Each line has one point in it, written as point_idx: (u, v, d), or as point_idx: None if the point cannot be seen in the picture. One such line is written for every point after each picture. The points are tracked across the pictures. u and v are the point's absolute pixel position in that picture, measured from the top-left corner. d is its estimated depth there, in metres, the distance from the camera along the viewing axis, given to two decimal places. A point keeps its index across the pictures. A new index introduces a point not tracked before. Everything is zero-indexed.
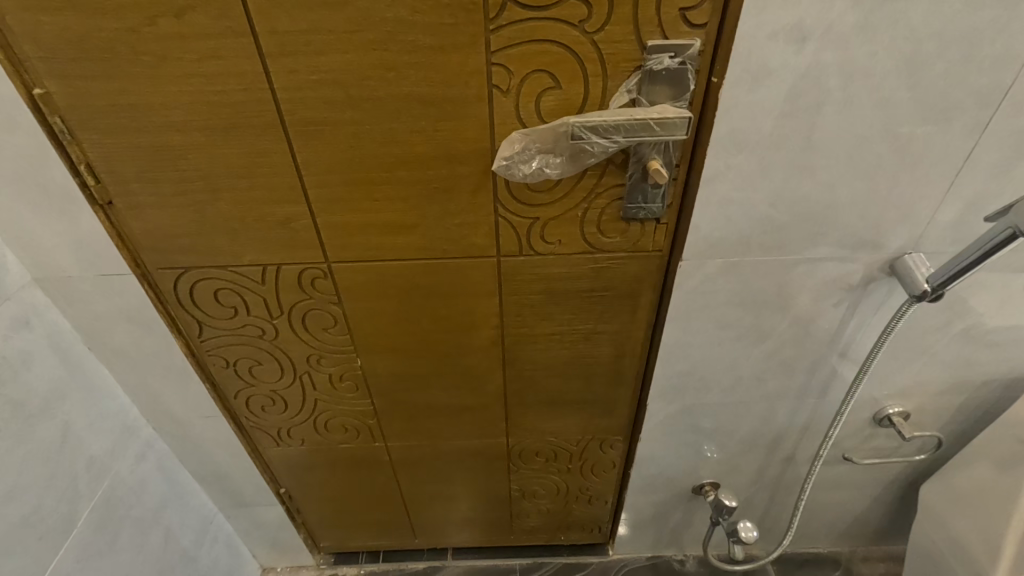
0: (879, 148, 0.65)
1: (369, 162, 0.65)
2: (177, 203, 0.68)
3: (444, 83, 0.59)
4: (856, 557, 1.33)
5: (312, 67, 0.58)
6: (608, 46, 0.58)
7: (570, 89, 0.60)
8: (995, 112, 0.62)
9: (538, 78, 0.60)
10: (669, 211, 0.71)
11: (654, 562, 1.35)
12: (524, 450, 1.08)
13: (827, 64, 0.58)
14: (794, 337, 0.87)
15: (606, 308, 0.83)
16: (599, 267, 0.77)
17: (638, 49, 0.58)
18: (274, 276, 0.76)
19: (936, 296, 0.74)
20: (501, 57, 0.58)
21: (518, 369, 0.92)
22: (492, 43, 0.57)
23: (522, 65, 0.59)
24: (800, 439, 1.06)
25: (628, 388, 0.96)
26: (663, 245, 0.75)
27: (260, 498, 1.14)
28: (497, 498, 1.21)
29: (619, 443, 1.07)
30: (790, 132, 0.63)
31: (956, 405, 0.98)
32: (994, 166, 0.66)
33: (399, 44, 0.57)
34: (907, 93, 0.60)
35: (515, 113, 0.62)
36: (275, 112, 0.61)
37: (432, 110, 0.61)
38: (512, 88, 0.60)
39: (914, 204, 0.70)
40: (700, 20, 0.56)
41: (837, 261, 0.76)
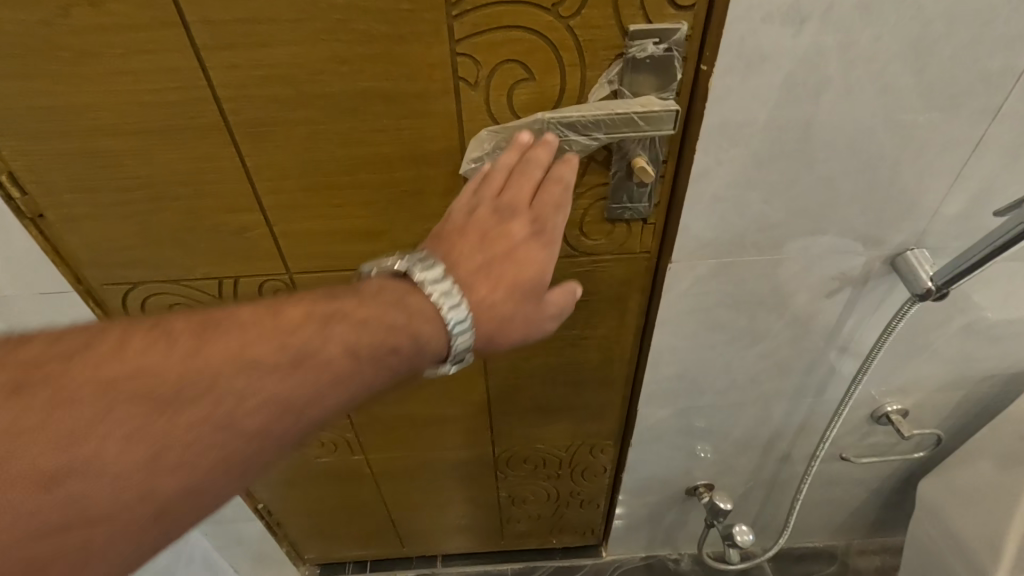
0: (882, 139, 0.60)
1: (328, 165, 0.59)
2: (116, 215, 0.62)
3: (405, 77, 0.53)
4: (852, 550, 1.31)
5: (255, 61, 0.52)
6: (585, 33, 0.52)
7: (544, 81, 0.55)
8: (1007, 98, 0.57)
9: (509, 69, 0.54)
10: (656, 210, 0.66)
11: (649, 562, 1.32)
12: (512, 457, 1.04)
13: (828, 49, 0.53)
14: (790, 336, 0.83)
15: (593, 312, 0.78)
16: (583, 271, 0.72)
17: (619, 35, 0.52)
18: (232, 290, 0.70)
19: (941, 294, 0.69)
20: (467, 46, 0.52)
21: (502, 377, 0.87)
22: (456, 31, 0.51)
23: (491, 54, 0.53)
24: (796, 438, 1.03)
25: (619, 393, 0.92)
26: (651, 246, 0.70)
27: (238, 514, 1.10)
28: (486, 505, 1.17)
29: (609, 448, 1.03)
30: (787, 124, 0.58)
31: (956, 400, 0.95)
32: (1004, 155, 0.62)
33: (351, 33, 0.50)
34: (913, 78, 0.55)
35: (486, 108, 0.56)
36: (217, 112, 0.55)
37: (395, 107, 0.55)
38: (481, 80, 0.54)
39: (918, 198, 0.66)
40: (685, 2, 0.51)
41: (835, 259, 0.72)
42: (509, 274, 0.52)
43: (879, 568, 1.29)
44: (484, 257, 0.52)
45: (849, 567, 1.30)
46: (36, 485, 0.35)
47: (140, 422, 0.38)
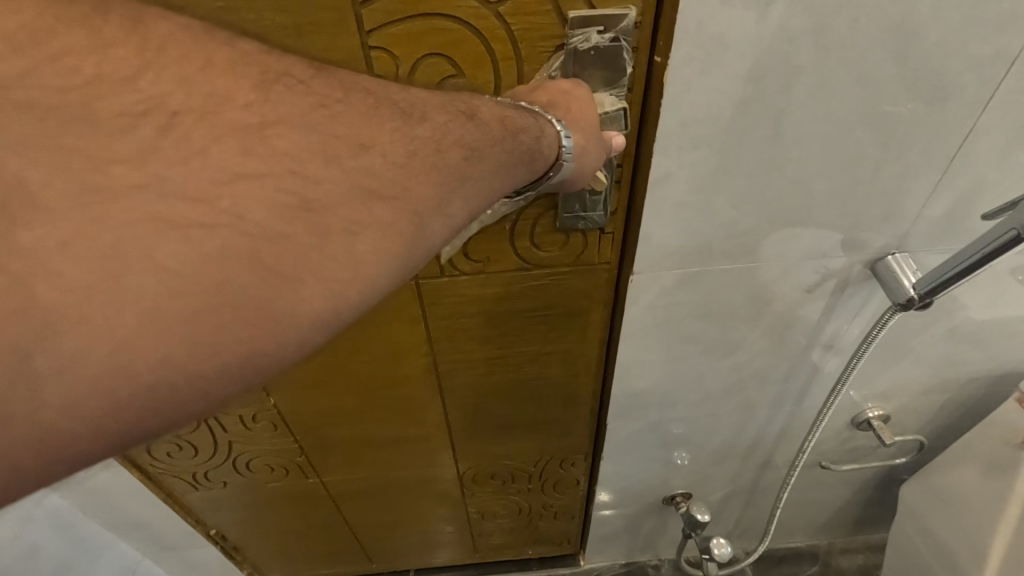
0: (860, 135, 0.54)
1: None
2: None
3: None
4: (835, 549, 1.28)
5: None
6: (518, 20, 0.45)
7: (476, 77, 0.47)
8: (997, 88, 0.51)
9: (434, 64, 0.46)
10: (614, 218, 0.59)
11: (628, 569, 1.28)
12: (478, 474, 0.98)
13: (798, 35, 0.46)
14: (766, 345, 0.77)
15: (552, 327, 0.71)
16: (539, 285, 0.66)
17: (557, 22, 0.45)
18: None
19: (923, 304, 0.64)
20: (380, 39, 0.45)
21: (460, 396, 0.81)
22: (365, 20, 0.44)
23: (410, 47, 0.45)
24: (775, 445, 0.98)
25: (587, 408, 0.86)
26: (611, 257, 0.64)
27: (191, 539, 1.04)
28: (454, 520, 1.11)
29: (581, 461, 0.98)
30: (754, 121, 0.51)
31: (941, 403, 0.90)
32: (994, 150, 0.56)
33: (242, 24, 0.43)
34: (894, 68, 0.49)
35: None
36: None
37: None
38: (402, 77, 0.47)
39: (900, 199, 0.60)
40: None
41: (811, 265, 0.66)
42: (591, 113, 0.47)
43: (861, 567, 1.27)
44: (570, 93, 0.47)
45: (831, 567, 1.27)
46: (347, 150, 0.31)
47: (394, 125, 0.34)
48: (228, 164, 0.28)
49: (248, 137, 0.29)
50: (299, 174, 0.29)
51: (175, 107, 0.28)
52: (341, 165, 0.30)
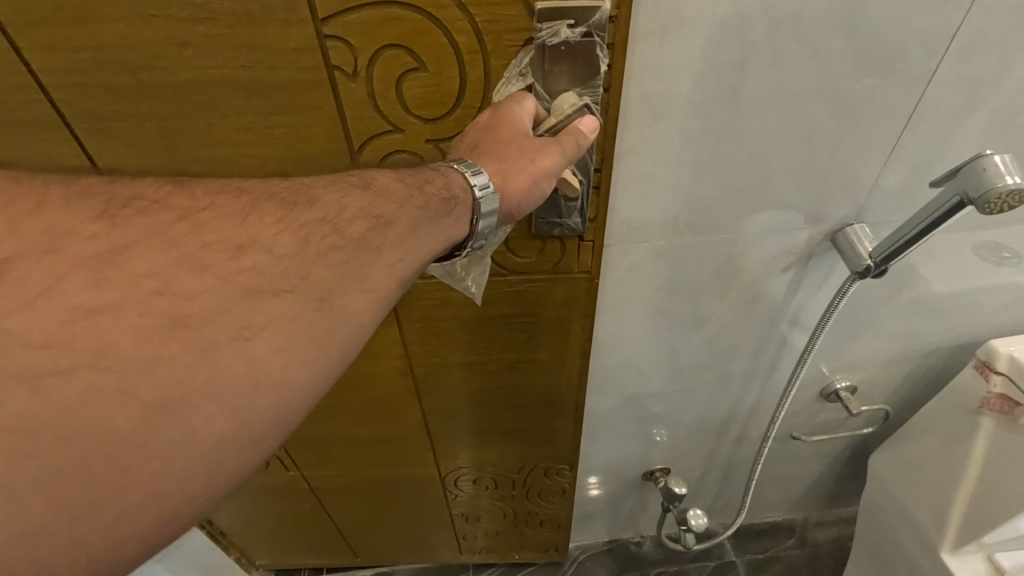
0: (816, 108, 0.56)
1: (196, 169, 0.55)
2: None
3: (267, 64, 0.48)
4: (811, 523, 1.32)
5: (100, 77, 0.48)
6: (481, 10, 0.46)
7: (439, 71, 0.49)
8: (943, 59, 0.53)
9: (394, 57, 0.48)
10: (591, 226, 0.60)
11: (611, 546, 1.31)
12: (460, 479, 1.01)
13: (750, 10, 0.48)
14: (735, 319, 0.79)
15: (528, 336, 0.73)
16: (516, 292, 0.68)
17: (525, 14, 0.46)
18: None
19: (879, 271, 0.66)
20: (337, 28, 0.46)
21: (437, 399, 0.82)
22: (319, 7, 0.45)
23: (367, 37, 0.47)
24: (749, 419, 1.00)
25: (569, 418, 0.87)
26: (591, 266, 0.65)
27: None
28: (439, 521, 1.13)
29: (567, 471, 0.99)
30: (712, 94, 0.53)
31: (904, 375, 0.93)
32: (943, 123, 0.58)
33: (188, 8, 0.45)
34: (843, 41, 0.51)
35: (372, 102, 0.51)
36: (50, 107, 0.50)
37: (262, 98, 0.50)
38: (361, 69, 0.49)
39: (855, 172, 0.62)
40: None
41: (774, 239, 0.69)
42: (507, 146, 0.49)
43: (835, 539, 1.30)
44: (487, 136, 0.50)
45: (807, 540, 1.30)
46: (221, 256, 0.35)
47: (276, 215, 0.37)
48: (75, 301, 0.31)
49: (95, 270, 0.32)
50: (163, 293, 0.33)
51: (8, 253, 0.31)
52: (203, 273, 0.34)
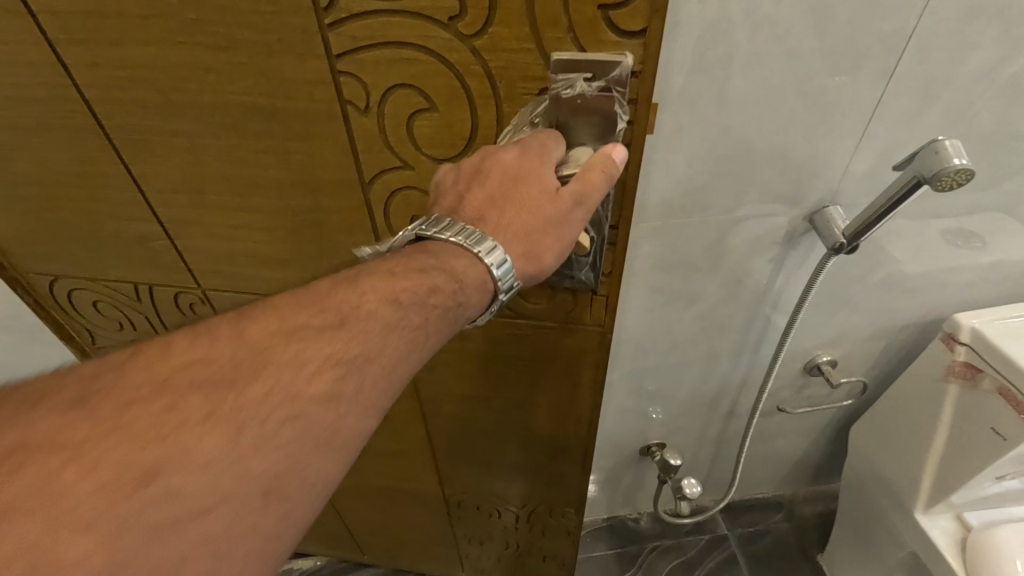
0: (793, 102, 0.63)
1: (217, 182, 0.60)
2: (21, 205, 0.64)
3: (282, 93, 0.52)
4: (798, 498, 1.39)
5: (134, 96, 0.54)
6: (495, 56, 0.48)
7: (449, 111, 0.52)
8: (901, 58, 0.61)
9: (405, 96, 0.52)
10: (603, 281, 0.64)
11: (610, 522, 1.38)
12: (463, 502, 1.06)
13: (733, 15, 0.56)
14: (725, 295, 0.87)
15: (536, 375, 0.79)
16: (524, 332, 0.73)
17: (542, 63, 0.48)
18: (148, 295, 0.75)
19: (851, 247, 0.73)
20: (351, 64, 0.50)
21: (441, 425, 0.90)
22: (332, 43, 0.49)
23: (378, 75, 0.50)
24: (738, 394, 1.08)
25: (577, 464, 0.93)
26: (603, 319, 0.69)
27: None
28: (443, 538, 1.19)
29: (571, 512, 1.03)
30: (702, 88, 0.61)
31: (880, 350, 1.01)
32: (904, 114, 0.66)
33: (210, 37, 0.49)
34: (815, 42, 0.59)
35: (383, 136, 0.55)
36: (91, 117, 0.56)
37: (276, 123, 0.54)
38: (373, 105, 0.52)
39: (828, 159, 0.70)
40: (632, 29, 0.46)
41: (760, 219, 0.76)
42: (520, 199, 0.48)
43: (821, 513, 1.38)
44: (498, 186, 0.49)
45: (795, 514, 1.38)
46: (181, 424, 0.34)
47: (259, 348, 0.38)
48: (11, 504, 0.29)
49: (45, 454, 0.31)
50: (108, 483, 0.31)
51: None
52: (143, 457, 0.32)
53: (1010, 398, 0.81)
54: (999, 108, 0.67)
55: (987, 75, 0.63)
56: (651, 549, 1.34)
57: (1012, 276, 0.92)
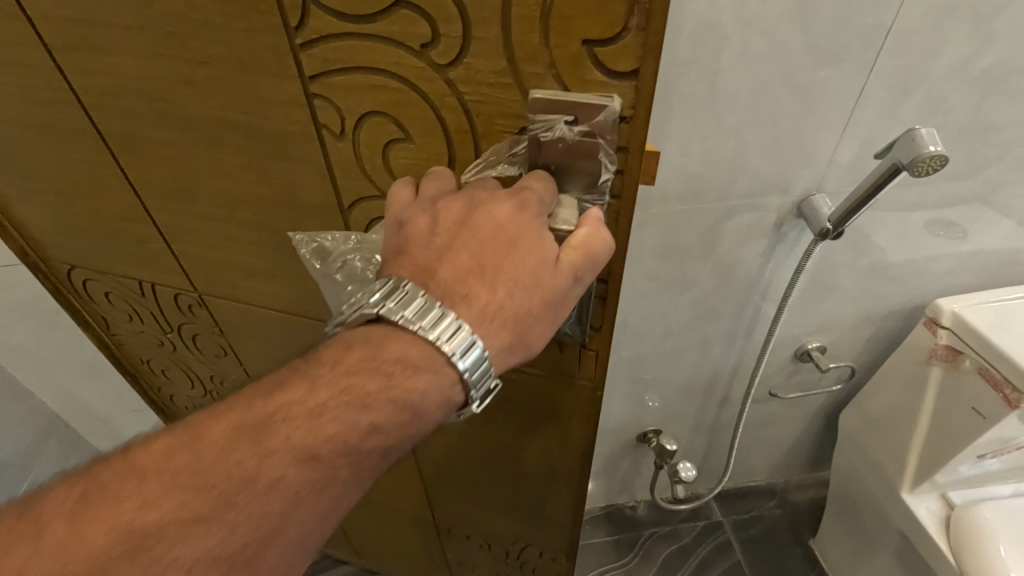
0: (780, 93, 0.67)
1: (204, 193, 0.58)
2: (32, 197, 0.65)
3: (260, 112, 0.49)
4: (791, 486, 1.42)
5: (122, 103, 0.52)
6: (471, 90, 0.42)
7: (425, 144, 0.47)
8: (880, 52, 0.65)
9: (381, 124, 0.47)
10: (592, 335, 0.61)
11: (608, 510, 1.41)
12: (453, 529, 1.07)
13: (723, 12, 0.60)
14: (717, 282, 0.90)
15: (523, 421, 0.77)
16: (510, 379, 0.71)
17: (522, 101, 0.42)
18: (152, 293, 0.75)
19: (837, 233, 0.77)
20: (324, 87, 0.46)
21: (431, 456, 0.90)
22: (304, 64, 0.44)
23: (350, 101, 0.46)
24: (730, 381, 1.11)
25: (567, 512, 0.91)
26: (594, 374, 0.66)
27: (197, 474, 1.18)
28: (434, 557, 1.20)
29: (561, 558, 1.01)
30: (693, 80, 0.65)
31: (867, 336, 1.05)
32: (883, 107, 0.70)
33: (187, 51, 0.46)
34: (800, 36, 0.62)
35: (359, 163, 0.50)
36: (85, 119, 0.55)
37: (256, 140, 0.51)
38: (348, 130, 0.48)
39: (814, 149, 0.74)
40: (624, 71, 0.39)
41: (750, 207, 0.80)
42: (512, 271, 0.41)
43: (813, 499, 1.42)
44: (484, 251, 0.41)
45: (787, 501, 1.41)
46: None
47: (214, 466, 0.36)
48: None
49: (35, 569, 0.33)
50: None
51: None
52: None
53: (989, 376, 0.85)
54: (974, 100, 0.71)
55: (962, 68, 0.68)
56: (647, 536, 1.37)
57: (991, 264, 0.96)
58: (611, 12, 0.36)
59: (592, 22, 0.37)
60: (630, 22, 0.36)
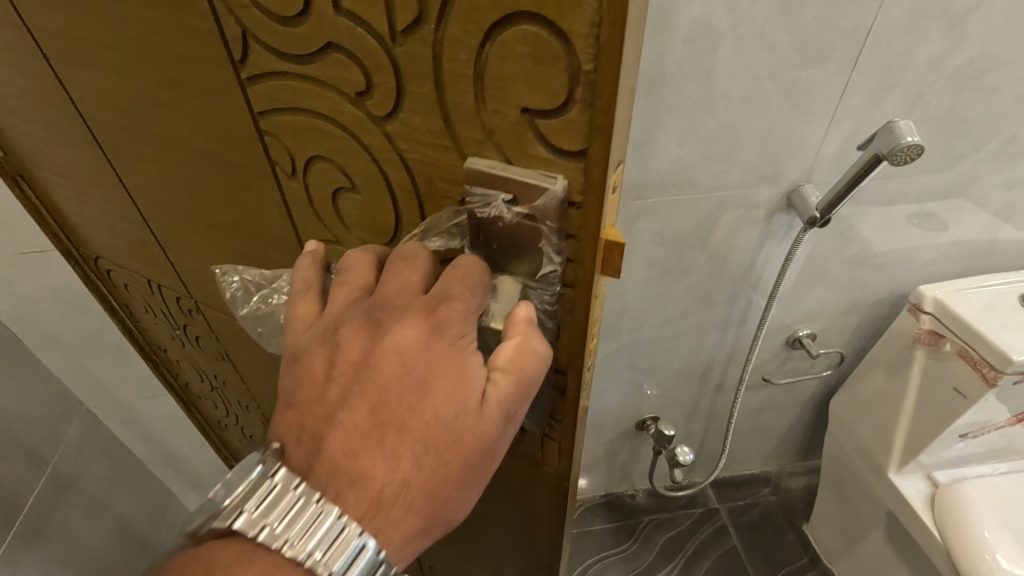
0: (770, 87, 0.72)
1: (187, 212, 0.57)
2: (60, 191, 0.68)
3: (220, 142, 0.47)
4: (784, 473, 1.48)
5: (111, 118, 0.52)
6: (409, 147, 0.37)
7: (369, 197, 0.43)
8: (862, 50, 0.70)
9: (328, 172, 0.43)
10: (556, 427, 0.51)
11: (607, 499, 1.45)
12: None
13: (715, 12, 0.65)
14: (711, 271, 0.95)
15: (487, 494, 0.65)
16: None
17: (461, 166, 0.36)
18: (159, 291, 0.76)
19: (824, 220, 0.82)
20: (272, 125, 0.42)
21: None
22: (252, 99, 0.41)
23: (297, 142, 0.42)
24: (726, 367, 1.16)
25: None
26: (562, 466, 0.55)
27: (210, 459, 1.22)
28: None
29: None
30: (690, 74, 0.69)
31: (855, 323, 1.10)
32: (865, 101, 0.75)
33: (153, 75, 0.45)
34: (786, 35, 0.67)
35: (311, 206, 0.47)
36: (85, 129, 0.55)
37: (224, 168, 0.49)
38: (298, 170, 0.45)
39: (802, 141, 0.79)
40: (569, 148, 0.32)
41: (743, 195, 0.84)
42: (412, 447, 0.36)
43: (806, 487, 1.46)
44: (389, 399, 0.37)
45: (781, 488, 1.46)
46: None
47: None
48: None
49: None
50: None
51: None
52: None
53: (968, 358, 0.90)
54: (949, 96, 0.76)
55: (937, 66, 0.73)
56: (646, 522, 1.41)
57: (971, 254, 1.02)
58: (552, 80, 0.30)
59: (532, 88, 0.31)
60: (573, 92, 0.30)
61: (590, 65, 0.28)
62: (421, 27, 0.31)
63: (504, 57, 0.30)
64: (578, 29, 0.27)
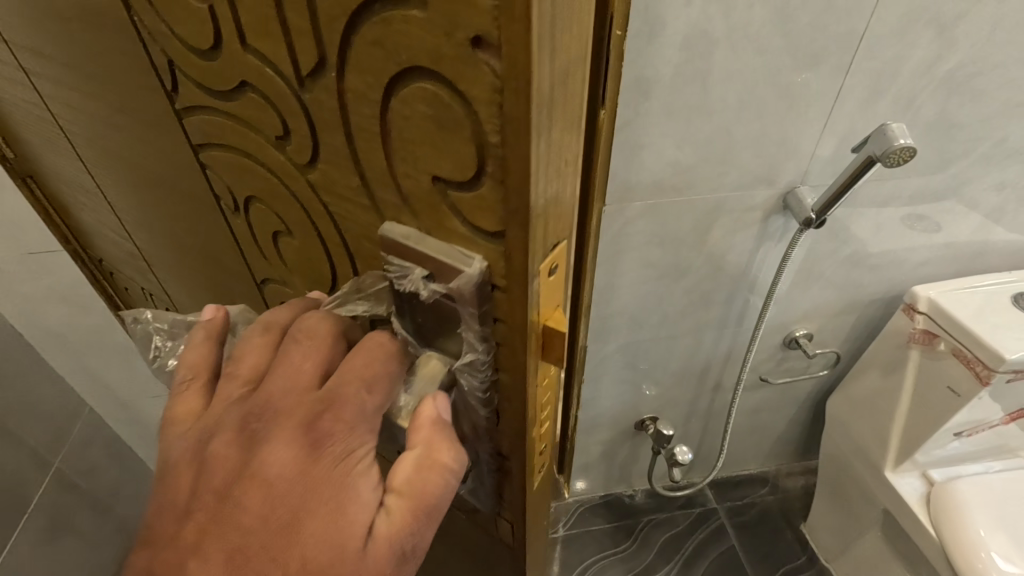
0: (765, 90, 0.73)
1: (159, 227, 0.60)
2: (64, 195, 0.69)
3: (175, 168, 0.49)
4: (781, 474, 1.49)
5: (87, 136, 0.54)
6: (329, 197, 0.37)
7: (299, 240, 0.44)
8: (855, 54, 0.72)
9: (265, 214, 0.45)
10: (506, 508, 0.51)
11: (607, 499, 1.45)
12: None
13: (711, 17, 0.66)
14: (709, 272, 0.97)
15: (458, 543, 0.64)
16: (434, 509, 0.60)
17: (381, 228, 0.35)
18: (156, 297, 0.78)
19: (819, 221, 0.84)
20: (209, 160, 0.45)
21: None
22: (189, 129, 0.44)
23: (235, 181, 0.45)
24: (724, 366, 1.17)
25: None
26: (514, 541, 0.54)
27: None
28: None
29: None
30: (688, 78, 0.71)
31: (850, 323, 1.12)
32: (857, 104, 0.77)
33: (114, 101, 0.47)
34: (780, 40, 0.69)
35: (254, 238, 0.50)
36: (69, 144, 0.58)
37: (179, 194, 0.52)
38: (240, 207, 0.47)
39: (797, 143, 0.80)
40: (485, 227, 0.29)
41: (739, 195, 0.85)
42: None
43: (803, 486, 1.47)
44: (252, 542, 0.35)
45: (778, 488, 1.47)
46: None
47: None
48: None
49: None
50: None
51: None
52: None
53: (962, 356, 0.92)
54: (940, 99, 0.78)
55: (928, 71, 0.75)
56: (645, 522, 1.42)
57: (964, 254, 1.04)
58: (461, 151, 0.27)
59: (441, 158, 0.28)
60: (483, 165, 0.27)
61: (496, 137, 0.25)
62: (324, 73, 0.30)
63: (409, 116, 0.28)
64: (480, 94, 0.24)
